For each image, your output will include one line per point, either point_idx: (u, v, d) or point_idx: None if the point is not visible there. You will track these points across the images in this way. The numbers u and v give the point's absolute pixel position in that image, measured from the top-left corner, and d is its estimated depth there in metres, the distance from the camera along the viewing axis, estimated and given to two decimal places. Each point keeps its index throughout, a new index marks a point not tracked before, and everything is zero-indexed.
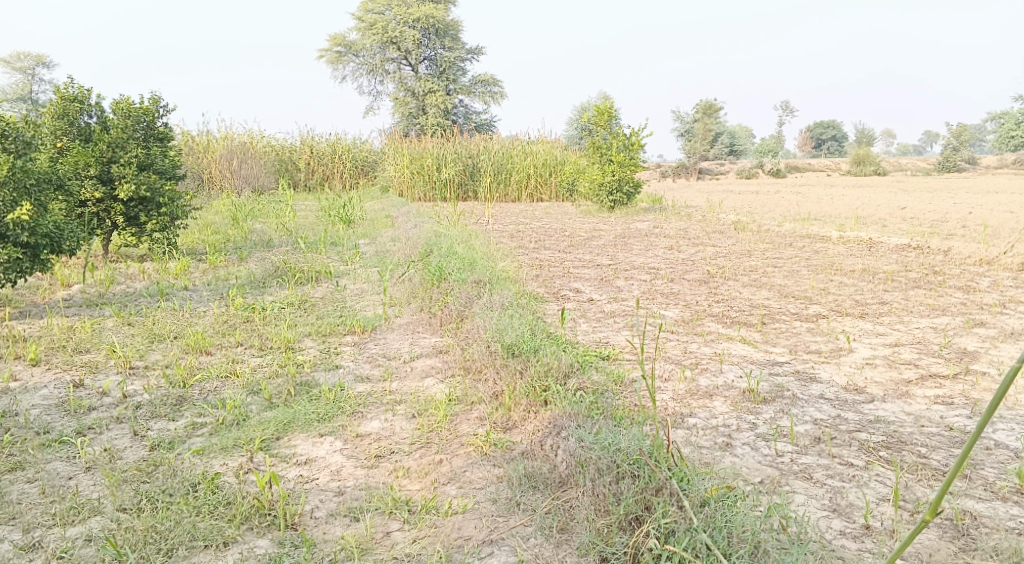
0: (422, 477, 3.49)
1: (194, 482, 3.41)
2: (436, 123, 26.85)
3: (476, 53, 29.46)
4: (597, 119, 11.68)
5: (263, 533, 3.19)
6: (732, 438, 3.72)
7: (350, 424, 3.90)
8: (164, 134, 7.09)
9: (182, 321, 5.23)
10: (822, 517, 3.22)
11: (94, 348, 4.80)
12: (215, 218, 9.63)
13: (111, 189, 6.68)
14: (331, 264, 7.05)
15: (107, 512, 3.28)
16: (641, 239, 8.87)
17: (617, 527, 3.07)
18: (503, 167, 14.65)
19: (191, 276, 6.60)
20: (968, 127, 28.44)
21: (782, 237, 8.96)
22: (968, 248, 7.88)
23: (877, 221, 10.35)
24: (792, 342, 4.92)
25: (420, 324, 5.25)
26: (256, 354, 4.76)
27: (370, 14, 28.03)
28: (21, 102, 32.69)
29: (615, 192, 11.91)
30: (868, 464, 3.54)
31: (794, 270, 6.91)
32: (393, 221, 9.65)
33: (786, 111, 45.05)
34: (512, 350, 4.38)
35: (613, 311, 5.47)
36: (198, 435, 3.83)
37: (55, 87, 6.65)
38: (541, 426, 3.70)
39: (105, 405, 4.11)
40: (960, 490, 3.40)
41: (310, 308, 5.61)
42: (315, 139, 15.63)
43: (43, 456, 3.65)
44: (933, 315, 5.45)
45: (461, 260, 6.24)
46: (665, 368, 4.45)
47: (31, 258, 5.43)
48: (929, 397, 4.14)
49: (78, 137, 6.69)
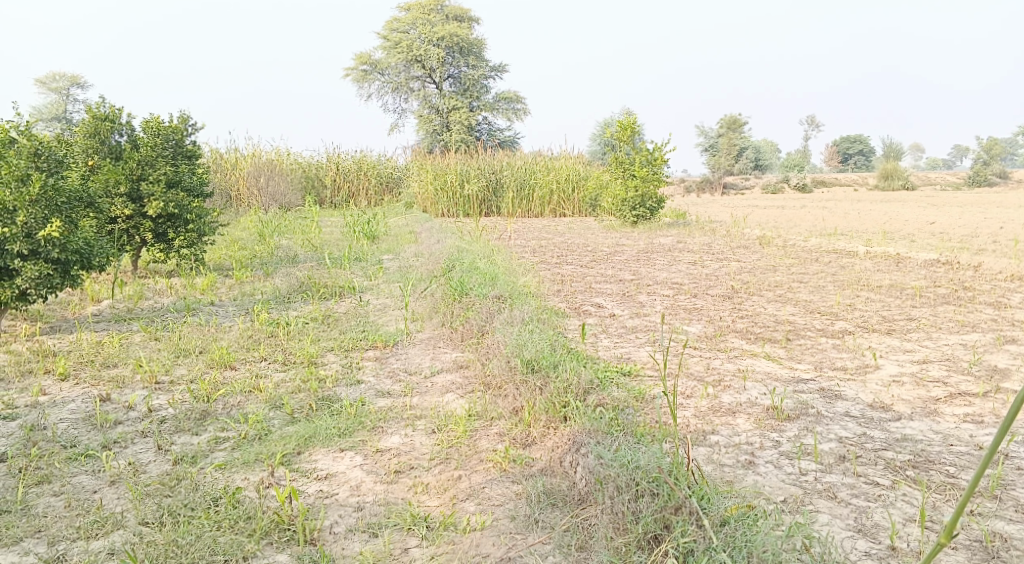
0: (441, 493, 3.49)
1: (216, 496, 3.44)
2: (461, 140, 27.00)
3: (500, 70, 29.70)
4: (621, 134, 11.72)
5: (282, 548, 3.21)
6: (755, 456, 3.68)
7: (371, 440, 3.91)
8: (193, 151, 7.18)
9: (208, 336, 5.28)
10: (846, 537, 3.17)
11: (121, 363, 4.86)
12: (242, 234, 9.77)
13: (141, 206, 6.78)
14: (355, 280, 7.09)
15: (130, 525, 3.31)
16: (664, 254, 8.83)
17: (636, 546, 3.07)
18: (527, 182, 14.70)
19: (218, 291, 6.67)
20: (998, 141, 28.10)
21: (808, 252, 8.88)
22: (997, 263, 7.77)
23: (905, 236, 10.23)
24: (817, 358, 4.87)
25: (442, 340, 5.26)
26: (279, 369, 4.79)
27: (396, 32, 28.33)
28: (54, 122, 33.39)
29: (638, 207, 11.88)
30: (894, 483, 3.48)
31: (819, 285, 6.85)
32: (416, 237, 9.69)
33: (812, 125, 44.78)
34: (532, 365, 4.36)
35: (635, 326, 5.45)
36: (221, 449, 3.86)
37: (88, 106, 6.77)
38: (562, 442, 3.67)
39: (130, 419, 4.16)
40: (989, 511, 3.34)
41: (333, 323, 5.64)
42: (341, 156, 15.79)
43: (69, 469, 3.70)
44: (963, 332, 5.36)
45: (484, 275, 6.25)
46: (686, 385, 4.42)
47: (61, 274, 5.52)
48: (957, 416, 4.07)
49: (109, 155, 6.79)
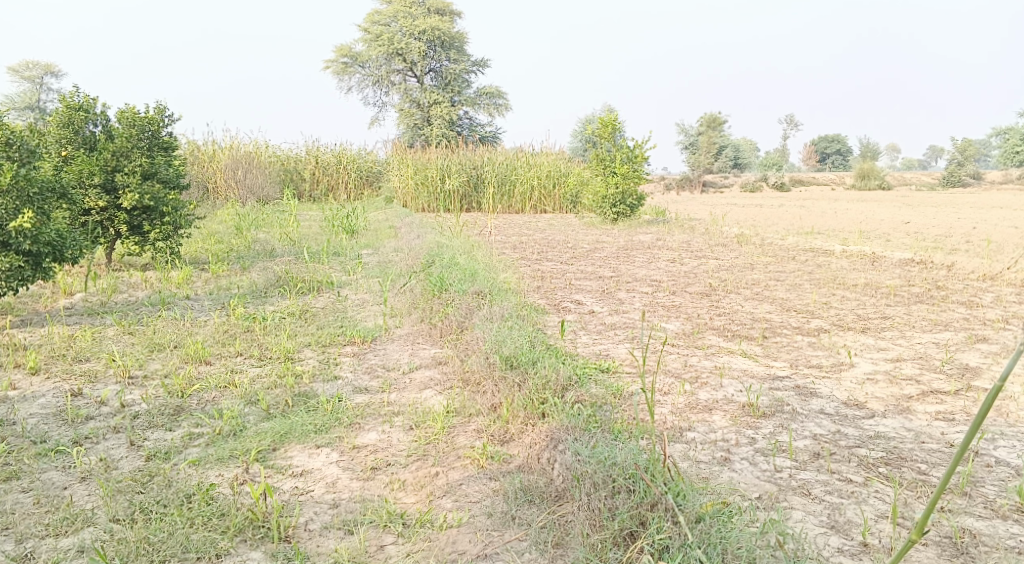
0: (417, 490, 3.47)
1: (189, 493, 3.40)
2: (441, 134, 26.92)
3: (482, 65, 29.64)
4: (601, 131, 11.72)
5: (256, 546, 3.18)
6: (731, 453, 3.70)
7: (348, 436, 3.89)
8: (169, 143, 7.10)
9: (183, 331, 5.22)
10: (819, 534, 3.19)
11: (93, 357, 4.80)
12: (219, 227, 9.68)
13: (115, 197, 6.69)
14: (334, 275, 7.05)
15: (100, 523, 3.27)
16: (643, 252, 8.85)
17: (611, 543, 3.07)
18: (508, 178, 14.68)
19: (194, 285, 6.60)
20: (973, 143, 28.45)
21: (786, 251, 8.93)
22: (971, 263, 7.86)
23: (881, 235, 10.32)
24: (793, 356, 4.90)
25: (420, 335, 5.24)
26: (254, 364, 4.75)
27: (377, 25, 28.19)
28: (27, 111, 32.89)
29: (618, 204, 11.90)
30: (867, 480, 3.51)
31: (796, 284, 6.90)
32: (396, 232, 9.64)
33: (791, 124, 45.09)
34: (510, 361, 4.35)
35: (614, 323, 5.45)
36: (194, 445, 3.82)
37: (61, 96, 6.67)
38: (539, 439, 3.67)
39: (102, 414, 4.10)
40: (959, 508, 3.37)
41: (310, 318, 5.60)
42: (320, 150, 15.69)
43: (38, 465, 3.65)
44: (935, 330, 5.42)
45: (463, 270, 6.24)
46: (664, 382, 4.43)
47: (33, 267, 5.44)
48: (930, 413, 4.11)
49: (83, 145, 6.69)
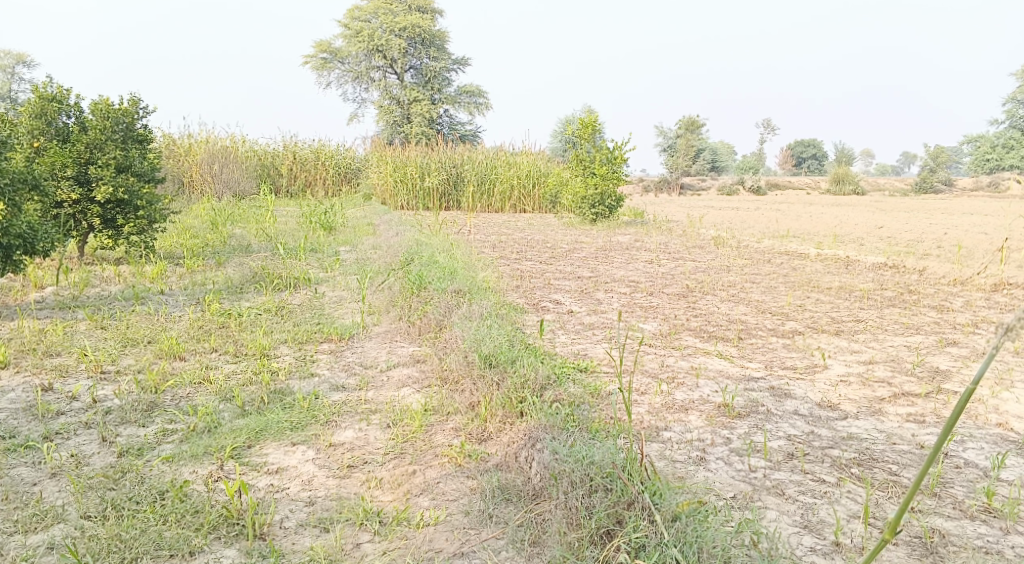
0: (394, 488, 3.46)
1: (162, 490, 3.37)
2: (420, 132, 26.87)
3: (462, 64, 29.64)
4: (581, 132, 11.74)
5: (230, 543, 3.15)
6: (706, 452, 3.72)
7: (324, 433, 3.86)
8: (144, 136, 7.02)
9: (157, 326, 5.16)
10: (793, 533, 3.22)
11: (65, 351, 4.73)
12: (195, 222, 9.59)
13: (88, 190, 6.61)
14: (311, 271, 7.01)
15: (71, 519, 3.23)
16: (621, 252, 8.89)
17: (588, 541, 3.07)
18: (487, 177, 14.66)
19: (168, 280, 6.53)
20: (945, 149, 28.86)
21: (762, 253, 9.00)
22: (942, 268, 7.96)
23: (855, 239, 10.44)
24: (767, 357, 4.94)
25: (399, 333, 5.21)
26: (230, 360, 4.70)
27: (357, 21, 28.13)
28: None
29: (597, 205, 11.90)
30: (840, 481, 3.54)
31: (771, 286, 6.95)
32: (374, 229, 9.59)
33: (768, 128, 45.53)
34: (489, 360, 4.34)
35: (592, 323, 5.46)
36: (168, 441, 3.78)
37: (34, 86, 6.56)
38: (517, 437, 3.67)
39: (73, 410, 4.05)
40: (929, 508, 3.41)
41: (287, 314, 5.56)
42: (298, 145, 15.61)
43: (8, 461, 3.59)
44: (907, 334, 5.48)
45: (442, 269, 6.22)
46: (641, 382, 4.44)
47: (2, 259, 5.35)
48: (901, 415, 4.16)
49: (55, 137, 6.58)
